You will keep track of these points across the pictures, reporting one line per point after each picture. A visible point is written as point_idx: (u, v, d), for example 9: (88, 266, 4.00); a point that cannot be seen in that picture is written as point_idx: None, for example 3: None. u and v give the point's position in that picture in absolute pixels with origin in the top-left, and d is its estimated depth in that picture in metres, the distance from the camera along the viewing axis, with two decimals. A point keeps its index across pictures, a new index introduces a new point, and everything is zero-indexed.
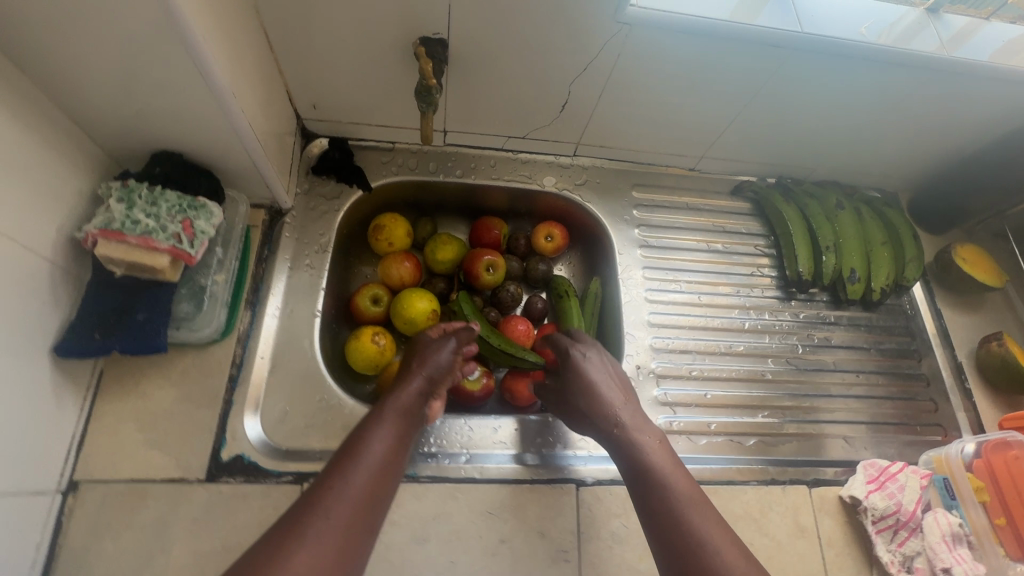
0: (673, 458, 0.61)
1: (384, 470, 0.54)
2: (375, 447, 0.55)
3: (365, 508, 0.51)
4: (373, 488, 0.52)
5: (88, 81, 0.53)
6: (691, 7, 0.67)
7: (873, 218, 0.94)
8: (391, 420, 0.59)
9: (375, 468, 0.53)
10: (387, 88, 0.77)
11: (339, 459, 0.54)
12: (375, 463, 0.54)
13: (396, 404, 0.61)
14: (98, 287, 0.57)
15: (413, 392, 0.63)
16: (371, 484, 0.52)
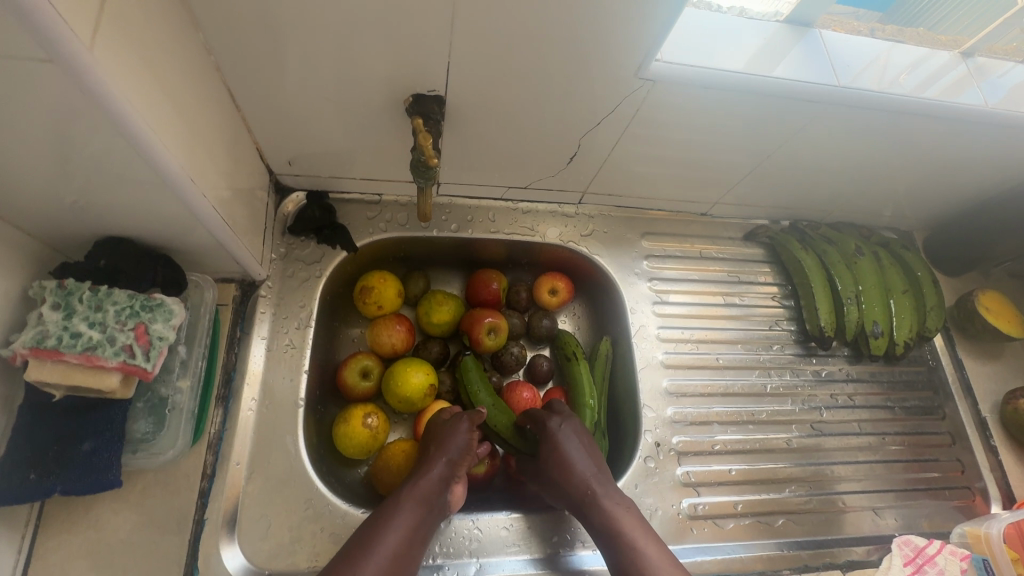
0: (647, 529, 0.59)
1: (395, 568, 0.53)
2: (386, 545, 0.54)
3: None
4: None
5: (8, 174, 0.43)
6: (717, 59, 0.60)
7: (892, 264, 0.89)
8: (409, 512, 0.56)
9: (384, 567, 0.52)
10: (373, 143, 0.68)
11: (343, 558, 0.53)
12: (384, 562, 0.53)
13: (415, 491, 0.58)
14: (35, 415, 0.47)
15: (433, 479, 0.59)
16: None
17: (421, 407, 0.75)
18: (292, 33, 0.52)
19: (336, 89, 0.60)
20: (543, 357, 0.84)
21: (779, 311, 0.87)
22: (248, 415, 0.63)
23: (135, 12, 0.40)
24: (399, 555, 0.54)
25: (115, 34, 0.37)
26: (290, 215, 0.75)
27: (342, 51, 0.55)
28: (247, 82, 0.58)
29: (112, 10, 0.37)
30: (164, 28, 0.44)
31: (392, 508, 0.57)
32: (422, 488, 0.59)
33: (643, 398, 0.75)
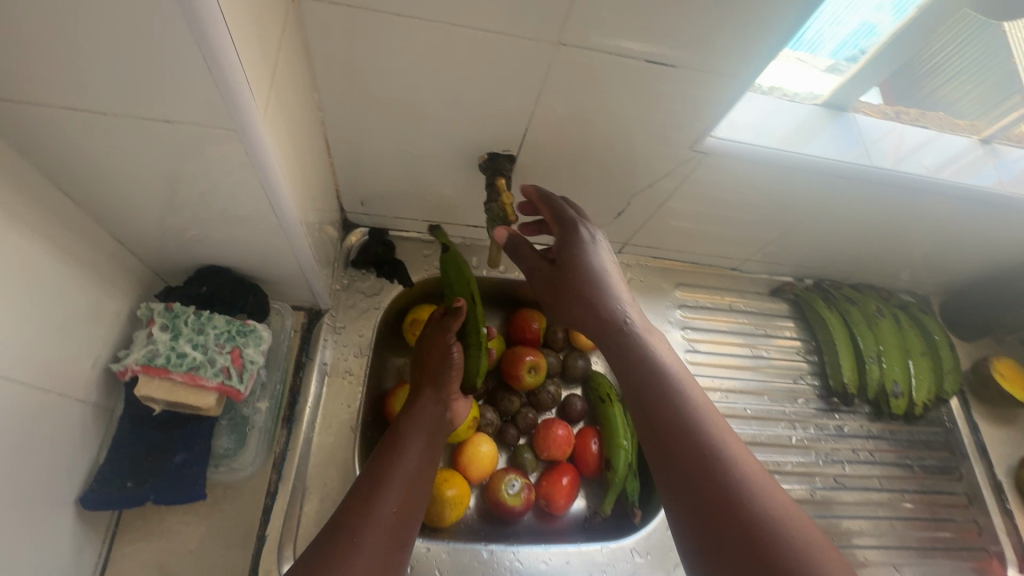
0: (709, 403, 0.47)
1: (413, 488, 0.60)
2: (401, 470, 0.60)
3: (395, 528, 0.55)
4: (404, 510, 0.57)
5: (144, 209, 0.49)
6: (761, 138, 0.67)
7: (910, 326, 0.94)
8: (415, 439, 0.64)
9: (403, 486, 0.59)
10: (440, 189, 0.75)
11: (367, 482, 0.58)
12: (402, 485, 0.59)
13: (415, 425, 0.66)
14: (135, 424, 0.51)
15: (426, 410, 0.68)
16: (403, 503, 0.58)
17: (462, 438, 0.79)
18: (391, 93, 0.59)
19: (418, 142, 0.66)
20: (577, 397, 0.88)
21: (803, 365, 0.91)
22: (310, 437, 0.66)
23: (285, 82, 0.47)
24: (414, 479, 0.60)
25: (275, 104, 0.44)
26: (353, 249, 0.80)
27: (431, 111, 0.62)
28: (340, 133, 0.64)
29: (276, 84, 0.44)
30: (297, 91, 0.51)
31: (398, 442, 0.64)
32: (421, 418, 0.67)
33: None
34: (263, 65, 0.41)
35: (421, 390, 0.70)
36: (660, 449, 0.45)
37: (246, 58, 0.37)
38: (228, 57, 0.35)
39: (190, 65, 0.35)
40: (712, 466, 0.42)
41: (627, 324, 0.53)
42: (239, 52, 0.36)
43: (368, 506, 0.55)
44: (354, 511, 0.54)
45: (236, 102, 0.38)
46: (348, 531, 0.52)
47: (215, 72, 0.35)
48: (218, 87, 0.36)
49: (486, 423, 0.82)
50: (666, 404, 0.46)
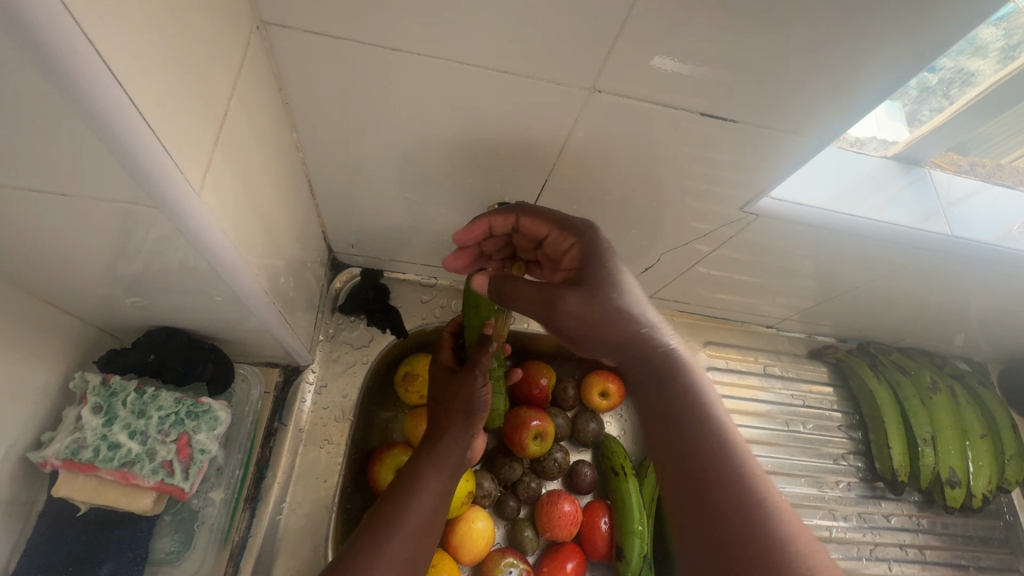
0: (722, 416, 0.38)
1: (427, 530, 0.54)
2: (416, 513, 0.54)
3: (404, 575, 0.50)
4: (416, 551, 0.52)
5: (74, 272, 0.40)
6: (816, 200, 0.58)
7: (968, 403, 0.83)
8: (435, 479, 0.57)
9: (416, 530, 0.53)
10: (441, 232, 0.65)
11: (376, 520, 0.52)
12: (416, 529, 0.53)
13: (436, 460, 0.58)
14: (56, 526, 0.43)
15: (450, 444, 0.60)
16: (416, 549, 0.52)
17: (455, 514, 0.68)
18: (386, 133, 0.51)
19: (418, 184, 0.58)
20: (587, 464, 0.77)
21: (845, 442, 0.82)
22: (278, 520, 0.57)
23: (243, 133, 0.39)
24: (428, 520, 0.54)
25: (223, 168, 0.36)
26: (342, 292, 0.71)
27: (433, 153, 0.53)
28: (328, 170, 0.56)
29: (224, 144, 0.36)
30: (265, 138, 0.43)
31: (416, 474, 0.57)
32: (444, 455, 0.59)
33: None
34: (200, 128, 0.32)
35: (445, 423, 0.61)
36: (681, 490, 0.37)
37: (167, 128, 0.29)
38: (131, 134, 0.27)
39: (85, 142, 0.27)
40: (749, 517, 0.34)
41: (647, 330, 0.42)
42: (152, 124, 0.27)
43: (378, 548, 0.49)
44: (363, 552, 0.49)
45: (152, 184, 0.30)
46: (355, 573, 0.47)
47: (117, 152, 0.27)
48: (126, 168, 0.28)
49: (482, 494, 0.71)
50: (704, 448, 0.37)
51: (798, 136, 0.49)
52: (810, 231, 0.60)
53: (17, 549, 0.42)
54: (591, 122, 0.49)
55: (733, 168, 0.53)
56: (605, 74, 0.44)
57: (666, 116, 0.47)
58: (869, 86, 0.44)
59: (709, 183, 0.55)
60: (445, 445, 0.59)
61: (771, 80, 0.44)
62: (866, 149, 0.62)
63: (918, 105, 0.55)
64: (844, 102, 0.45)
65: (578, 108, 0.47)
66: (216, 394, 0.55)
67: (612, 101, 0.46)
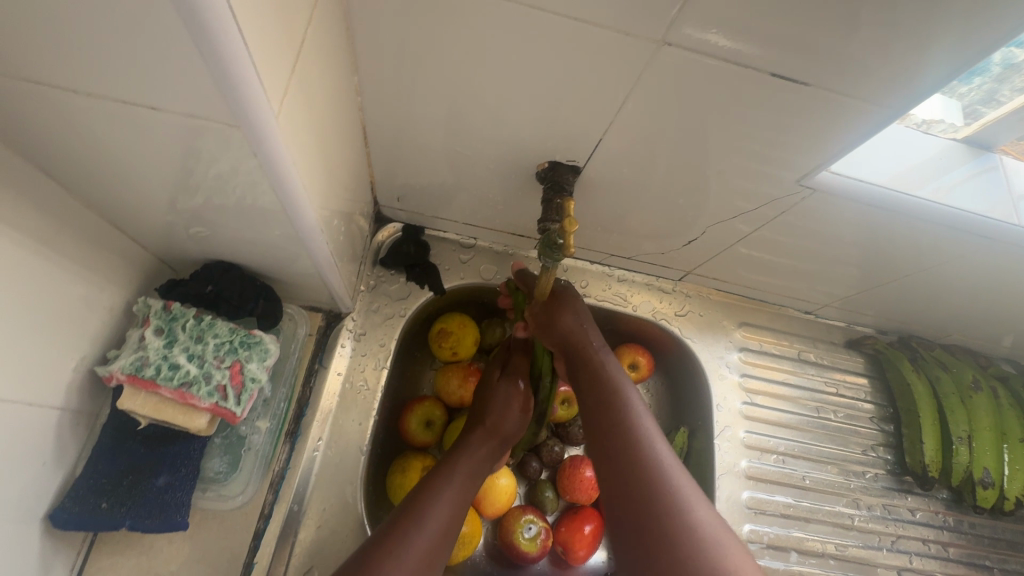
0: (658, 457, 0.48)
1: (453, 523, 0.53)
2: (441, 508, 0.52)
3: (426, 568, 0.48)
4: (444, 536, 0.51)
5: (144, 198, 0.42)
6: (875, 179, 0.56)
7: (1010, 405, 0.79)
8: (461, 483, 0.56)
9: (444, 521, 0.51)
10: (485, 191, 0.65)
11: (405, 509, 0.51)
12: (444, 519, 0.52)
13: (466, 466, 0.58)
14: (118, 437, 0.46)
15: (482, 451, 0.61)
16: (445, 529, 0.51)
17: None
18: (442, 83, 0.50)
19: (468, 138, 0.57)
20: None
21: (874, 434, 0.81)
22: (315, 455, 0.60)
23: (313, 69, 0.39)
24: (451, 520, 0.53)
25: (296, 99, 0.37)
26: (383, 246, 0.73)
27: (487, 105, 0.52)
28: (381, 120, 0.56)
29: (299, 74, 0.37)
30: (330, 77, 0.43)
31: (445, 477, 0.56)
32: (471, 462, 0.59)
33: (720, 510, 0.71)
34: (281, 53, 0.33)
35: (477, 432, 0.62)
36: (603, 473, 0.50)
37: (258, 49, 0.30)
38: (227, 49, 0.28)
39: (180, 52, 0.28)
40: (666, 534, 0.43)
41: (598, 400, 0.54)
42: (246, 45, 0.28)
43: (403, 540, 0.48)
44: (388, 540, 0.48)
45: (237, 103, 0.31)
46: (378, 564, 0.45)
47: (211, 65, 0.28)
48: (214, 82, 0.29)
49: (507, 453, 0.73)
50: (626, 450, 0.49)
51: (870, 106, 0.46)
52: (866, 211, 0.58)
53: (83, 452, 0.46)
54: (652, 83, 0.47)
55: (796, 139, 0.51)
56: (677, 25, 0.42)
57: (734, 75, 0.45)
58: (949, 59, 0.42)
59: (766, 153, 0.53)
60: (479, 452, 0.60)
61: (846, 45, 0.42)
62: (933, 130, 0.60)
63: (998, 84, 0.51)
64: (919, 74, 0.43)
65: (642, 65, 0.46)
66: (266, 329, 0.57)
67: (678, 59, 0.45)
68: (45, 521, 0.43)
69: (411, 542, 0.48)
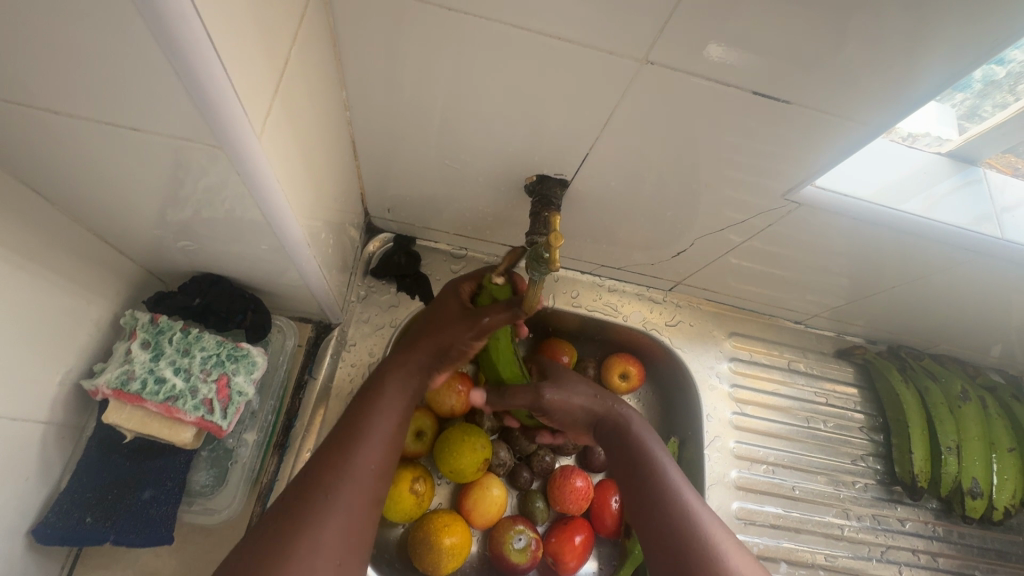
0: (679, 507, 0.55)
1: (391, 442, 0.53)
2: (381, 426, 0.52)
3: (372, 486, 0.49)
4: (381, 466, 0.51)
5: (132, 213, 0.42)
6: (860, 192, 0.57)
7: (999, 414, 0.80)
8: (398, 394, 0.55)
9: (380, 447, 0.51)
10: (475, 203, 0.66)
11: (341, 436, 0.50)
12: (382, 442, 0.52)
13: (397, 382, 0.56)
14: (104, 450, 0.46)
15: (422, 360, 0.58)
16: (380, 463, 0.51)
17: (470, 479, 0.70)
18: (430, 97, 0.51)
19: (456, 151, 0.57)
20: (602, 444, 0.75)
21: (864, 444, 0.81)
22: (303, 466, 0.60)
23: (299, 85, 0.40)
24: (392, 435, 0.53)
25: (280, 117, 0.37)
26: (374, 256, 0.73)
27: (476, 119, 0.53)
28: (370, 133, 0.57)
29: (284, 91, 0.37)
30: (317, 92, 0.44)
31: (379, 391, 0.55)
32: (414, 369, 0.57)
33: None
34: (264, 71, 0.33)
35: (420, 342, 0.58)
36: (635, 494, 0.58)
37: (237, 69, 0.30)
38: (204, 69, 0.28)
39: (159, 74, 0.28)
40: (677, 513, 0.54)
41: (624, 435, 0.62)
42: (224, 65, 0.29)
43: (345, 459, 0.48)
44: (333, 452, 0.49)
45: (216, 120, 0.31)
46: (322, 486, 0.46)
47: (189, 85, 0.28)
48: (192, 101, 0.30)
49: (497, 463, 0.73)
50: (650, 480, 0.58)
51: (850, 122, 0.47)
52: (851, 223, 0.59)
53: (69, 466, 0.46)
54: (637, 99, 0.48)
55: (779, 154, 0.52)
56: (660, 44, 0.42)
57: (717, 92, 0.46)
58: (925, 76, 0.43)
59: (751, 168, 0.54)
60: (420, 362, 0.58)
61: (823, 63, 0.42)
62: (917, 144, 0.60)
63: (979, 100, 0.52)
64: (898, 91, 0.44)
65: (627, 82, 0.46)
66: (254, 342, 0.57)
67: (663, 76, 0.45)
68: (28, 536, 0.43)
69: (352, 463, 0.48)
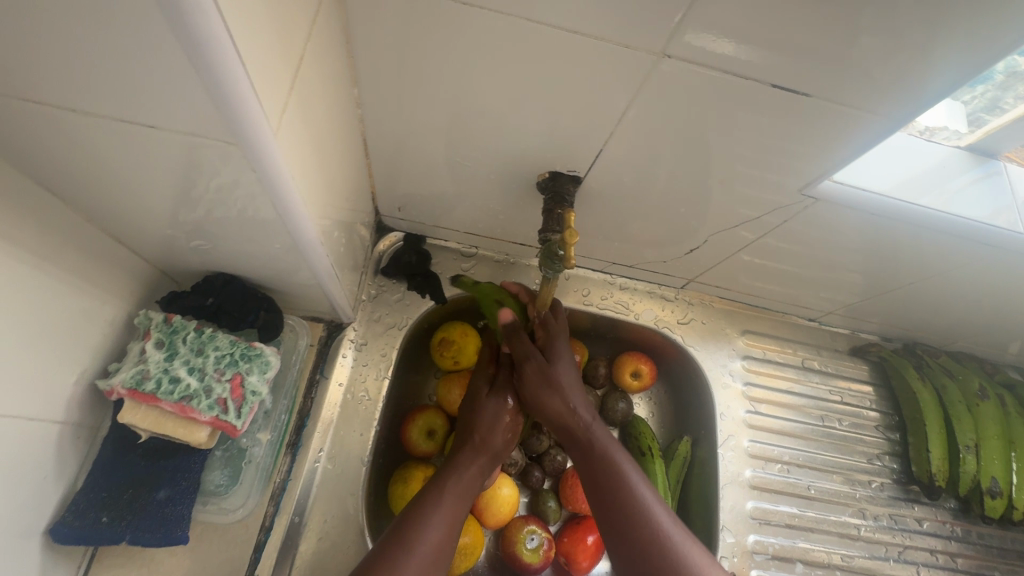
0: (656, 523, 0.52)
1: (444, 552, 0.51)
2: (432, 534, 0.51)
3: None
4: (434, 570, 0.50)
5: (144, 213, 0.42)
6: (877, 186, 0.56)
7: (1018, 412, 0.78)
8: (451, 505, 0.54)
9: (430, 557, 0.50)
10: (486, 202, 0.66)
11: (391, 543, 0.50)
12: (432, 551, 0.50)
13: (450, 491, 0.56)
14: (119, 449, 0.47)
15: (470, 467, 0.58)
16: (433, 569, 0.50)
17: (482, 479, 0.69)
18: (442, 94, 0.50)
19: (468, 149, 0.57)
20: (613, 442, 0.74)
21: (880, 443, 0.80)
22: (316, 465, 0.59)
23: (313, 83, 0.39)
24: (443, 541, 0.52)
25: (295, 112, 0.37)
26: (384, 255, 0.73)
27: (488, 116, 0.52)
28: (382, 131, 0.56)
29: (298, 88, 0.37)
30: (330, 88, 0.44)
31: (436, 496, 0.55)
32: (461, 485, 0.57)
33: (724, 521, 0.70)
34: (280, 69, 0.33)
35: (465, 450, 0.60)
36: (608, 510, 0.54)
37: (253, 61, 0.30)
38: (224, 62, 0.27)
39: (175, 67, 0.27)
40: (653, 544, 0.51)
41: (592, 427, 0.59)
42: (243, 59, 0.28)
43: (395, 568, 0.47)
44: (390, 555, 0.48)
45: (234, 112, 0.30)
46: None
47: (208, 80, 0.28)
48: (212, 98, 0.29)
49: (509, 462, 0.72)
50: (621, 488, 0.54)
51: (872, 114, 0.46)
52: (868, 219, 0.58)
53: (84, 465, 0.46)
54: (651, 93, 0.47)
55: (795, 149, 0.51)
56: (675, 37, 0.42)
57: (734, 85, 0.45)
58: (942, 69, 0.42)
59: (766, 163, 0.53)
60: (467, 476, 0.57)
61: (843, 55, 0.41)
62: (936, 138, 0.60)
63: (1001, 92, 0.51)
64: (919, 84, 0.43)
65: (641, 75, 0.46)
66: (266, 340, 0.57)
67: (680, 69, 0.44)
68: (45, 536, 0.43)
69: (401, 572, 0.47)
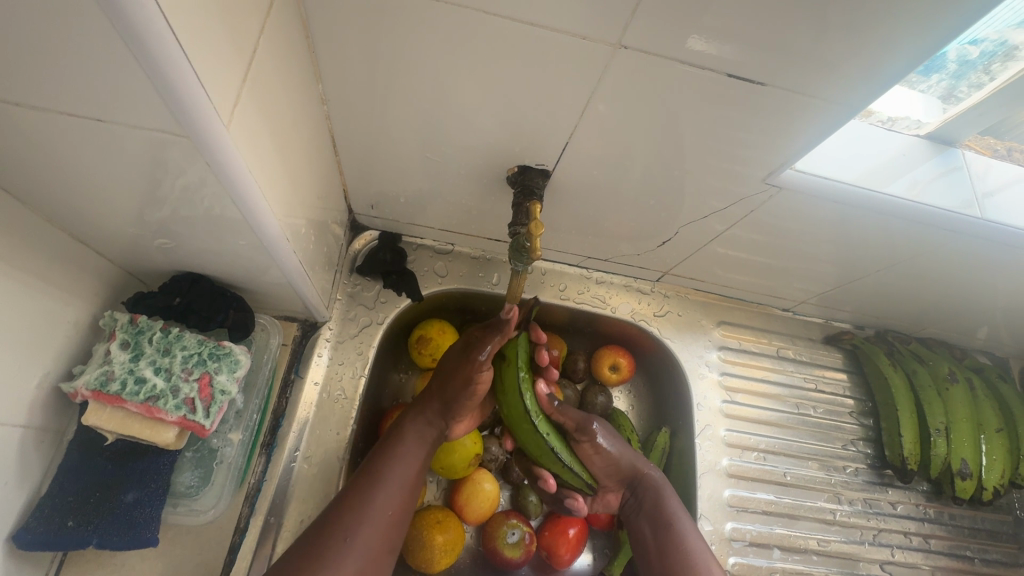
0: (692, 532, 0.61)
1: (411, 487, 0.57)
2: (401, 471, 0.57)
3: (387, 529, 0.53)
4: (402, 501, 0.56)
5: (104, 213, 0.42)
6: (839, 175, 0.57)
7: (985, 396, 0.80)
8: (415, 447, 0.59)
9: (398, 489, 0.56)
10: (459, 198, 0.66)
11: (363, 477, 0.55)
12: (399, 487, 0.56)
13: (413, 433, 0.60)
14: (86, 452, 0.46)
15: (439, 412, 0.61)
16: (401, 500, 0.55)
17: (462, 475, 0.69)
18: (407, 89, 0.51)
19: (437, 144, 0.57)
20: None
21: (855, 429, 0.82)
22: (291, 465, 0.59)
23: (269, 77, 0.39)
24: (409, 478, 0.57)
25: (250, 109, 0.37)
26: (360, 254, 0.73)
27: (455, 112, 0.52)
28: (349, 127, 0.56)
29: (252, 84, 0.37)
30: (289, 83, 0.43)
31: (401, 441, 0.59)
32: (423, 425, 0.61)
33: (702, 509, 0.71)
34: (230, 66, 0.33)
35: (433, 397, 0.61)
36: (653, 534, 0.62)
37: (199, 58, 0.30)
38: (168, 59, 0.28)
39: (120, 62, 0.27)
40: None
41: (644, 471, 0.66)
42: (188, 56, 0.29)
43: (363, 501, 0.53)
44: (362, 487, 0.54)
45: (181, 106, 0.30)
46: (345, 527, 0.51)
47: (154, 78, 0.28)
48: (160, 97, 0.29)
49: (489, 458, 0.72)
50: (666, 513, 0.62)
51: (829, 104, 0.47)
52: (833, 207, 0.59)
53: (49, 470, 0.45)
54: (614, 86, 0.48)
55: (757, 139, 0.52)
56: (633, 29, 0.42)
57: (694, 77, 0.46)
58: (892, 57, 0.43)
59: (731, 154, 0.54)
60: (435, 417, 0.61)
61: (799, 44, 0.42)
62: (897, 127, 0.61)
63: (956, 80, 0.53)
64: (872, 72, 0.44)
65: (604, 68, 0.46)
66: (238, 340, 0.57)
67: (641, 61, 0.45)
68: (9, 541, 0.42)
69: (371, 501, 0.53)
